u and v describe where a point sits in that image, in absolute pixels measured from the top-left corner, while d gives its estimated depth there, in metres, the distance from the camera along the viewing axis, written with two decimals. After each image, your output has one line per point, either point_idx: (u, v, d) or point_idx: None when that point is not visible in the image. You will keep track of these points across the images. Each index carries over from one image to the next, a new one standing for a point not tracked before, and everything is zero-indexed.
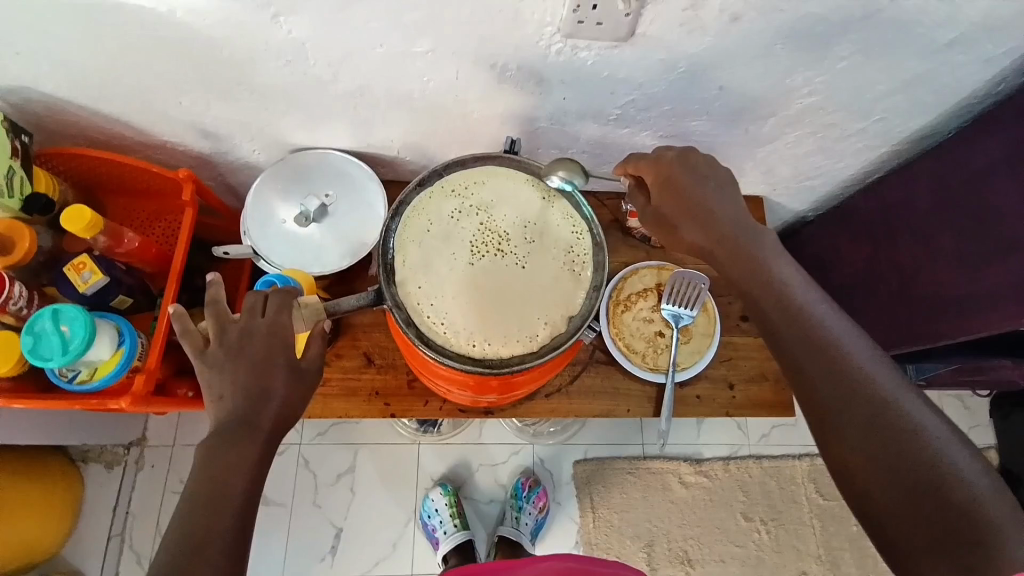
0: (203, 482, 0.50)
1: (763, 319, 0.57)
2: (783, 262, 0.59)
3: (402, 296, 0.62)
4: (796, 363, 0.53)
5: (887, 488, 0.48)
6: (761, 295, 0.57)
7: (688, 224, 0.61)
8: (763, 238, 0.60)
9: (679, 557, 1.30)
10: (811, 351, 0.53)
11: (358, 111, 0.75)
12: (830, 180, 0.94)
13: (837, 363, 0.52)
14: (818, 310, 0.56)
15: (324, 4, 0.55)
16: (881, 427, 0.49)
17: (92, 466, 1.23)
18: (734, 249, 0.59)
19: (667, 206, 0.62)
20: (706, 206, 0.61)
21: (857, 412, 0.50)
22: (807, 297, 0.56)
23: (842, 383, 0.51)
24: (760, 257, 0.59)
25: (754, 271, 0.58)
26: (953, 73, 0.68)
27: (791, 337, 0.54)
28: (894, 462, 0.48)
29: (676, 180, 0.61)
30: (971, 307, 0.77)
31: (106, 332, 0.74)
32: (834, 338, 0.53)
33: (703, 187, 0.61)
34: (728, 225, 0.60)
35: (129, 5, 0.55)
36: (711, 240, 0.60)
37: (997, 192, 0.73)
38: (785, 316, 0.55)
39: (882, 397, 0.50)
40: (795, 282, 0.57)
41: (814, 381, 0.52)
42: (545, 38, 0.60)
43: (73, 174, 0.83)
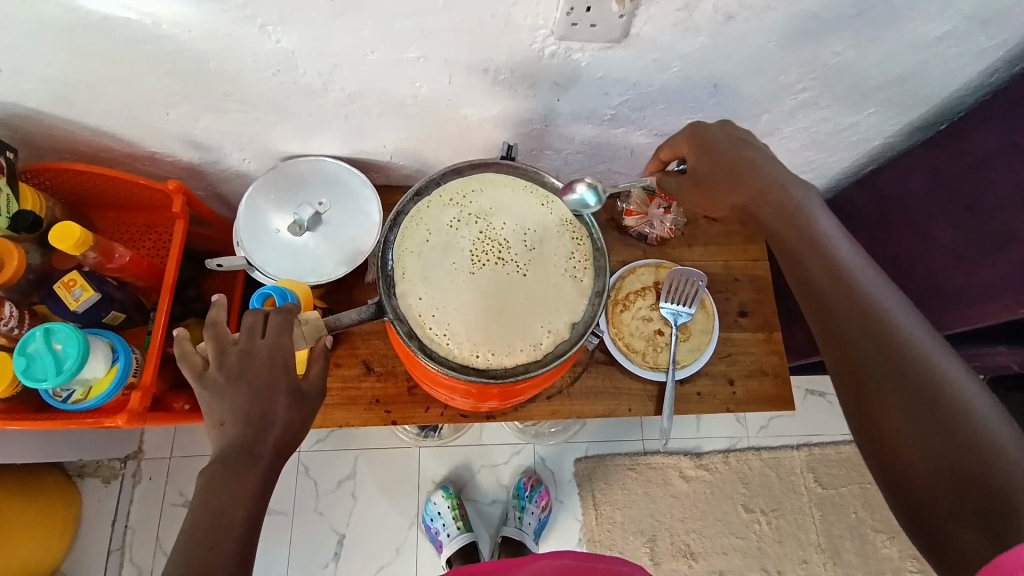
0: (205, 511, 0.49)
1: (803, 279, 0.53)
2: (826, 220, 0.55)
3: (403, 308, 0.62)
4: (836, 326, 0.50)
5: (927, 468, 0.43)
6: (801, 254, 0.54)
7: (728, 182, 0.59)
8: (802, 196, 0.57)
9: (681, 551, 1.31)
10: (852, 314, 0.49)
11: (350, 119, 0.74)
12: (824, 174, 0.94)
13: (880, 327, 0.48)
14: (860, 269, 0.51)
15: (314, 14, 0.55)
16: (924, 402, 0.44)
17: (89, 481, 1.22)
18: (774, 209, 0.56)
19: (708, 165, 0.61)
20: (749, 165, 0.59)
21: (896, 385, 0.46)
22: (851, 255, 0.52)
23: (882, 351, 0.47)
24: (802, 217, 0.55)
25: (797, 233, 0.55)
26: (945, 66, 0.68)
27: (831, 297, 0.51)
28: (936, 441, 0.43)
29: (713, 143, 0.62)
30: (969, 299, 0.78)
31: (100, 349, 0.73)
32: (880, 301, 0.49)
33: (743, 149, 0.60)
34: (763, 185, 0.58)
35: (114, 18, 0.54)
36: (753, 197, 0.58)
37: (993, 183, 0.74)
38: (832, 275, 0.51)
39: (927, 369, 0.45)
40: (837, 240, 0.54)
41: (852, 347, 0.48)
42: (539, 41, 0.59)
43: (59, 189, 0.81)
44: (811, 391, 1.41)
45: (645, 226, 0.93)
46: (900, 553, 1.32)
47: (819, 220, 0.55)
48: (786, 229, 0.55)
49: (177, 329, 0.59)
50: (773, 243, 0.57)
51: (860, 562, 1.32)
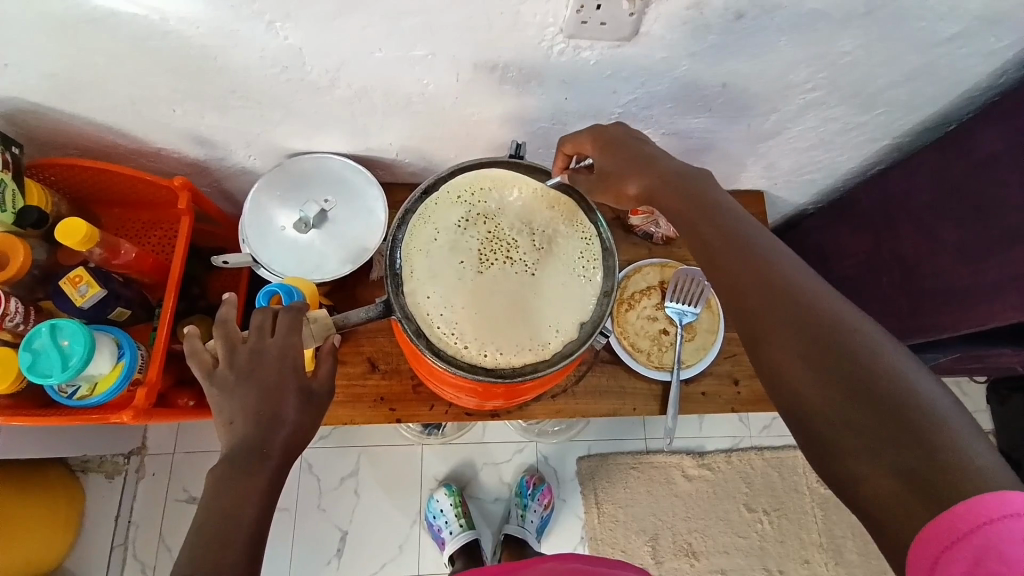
0: (214, 511, 0.49)
1: (706, 252, 0.52)
2: (723, 194, 0.55)
3: (411, 307, 0.62)
4: (744, 299, 0.48)
5: (851, 429, 0.40)
6: (702, 226, 0.53)
7: (631, 172, 0.58)
8: (698, 172, 0.57)
9: (683, 550, 1.31)
10: (759, 284, 0.47)
11: (356, 115, 0.74)
12: (830, 173, 0.94)
13: (786, 293, 0.46)
14: (758, 240, 0.50)
15: (321, 10, 0.54)
16: (838, 361, 0.42)
17: (93, 476, 1.22)
18: (676, 186, 0.55)
19: (615, 163, 0.60)
20: (645, 156, 0.58)
21: (809, 347, 0.43)
22: (749, 226, 0.52)
23: (792, 319, 0.45)
24: (702, 191, 0.55)
25: (698, 206, 0.54)
26: (956, 67, 0.68)
27: (735, 271, 0.49)
28: (855, 399, 0.40)
29: (616, 142, 0.60)
30: (978, 301, 0.77)
31: (105, 345, 0.73)
32: (781, 270, 0.48)
33: (640, 143, 0.60)
34: (665, 166, 0.57)
35: (121, 13, 0.54)
36: (654, 177, 0.57)
37: (1002, 185, 0.73)
38: (730, 243, 0.50)
39: (835, 329, 0.43)
40: (734, 213, 0.53)
41: (762, 318, 0.46)
42: (547, 39, 0.59)
43: (65, 185, 0.81)
44: None
45: (650, 225, 0.93)
46: None
47: (718, 197, 0.55)
48: (686, 205, 0.54)
49: (187, 327, 0.58)
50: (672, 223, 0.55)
51: (861, 561, 1.32)
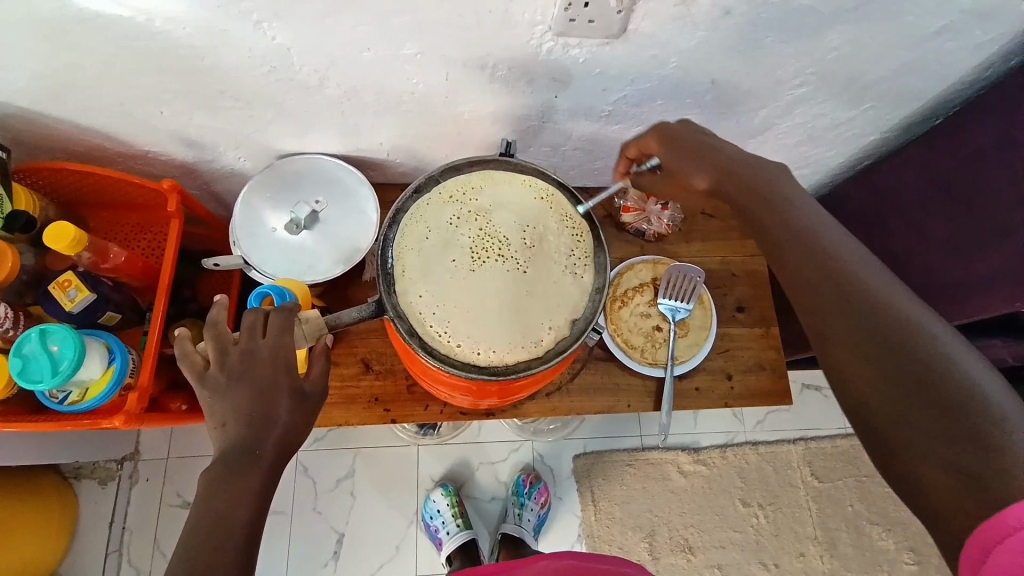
0: (207, 512, 0.48)
1: (774, 248, 0.52)
2: (791, 188, 0.54)
3: (403, 306, 0.61)
4: (811, 293, 0.47)
5: (911, 426, 0.41)
6: (769, 223, 0.52)
7: (694, 163, 0.59)
8: (762, 165, 0.57)
9: (680, 546, 1.31)
10: (827, 279, 0.47)
11: (346, 115, 0.73)
12: (820, 168, 0.95)
13: (855, 290, 0.45)
14: (829, 235, 0.49)
15: (309, 10, 0.54)
16: (903, 361, 0.42)
17: (86, 483, 1.21)
18: (740, 177, 0.56)
19: (674, 156, 0.62)
20: (710, 148, 0.59)
21: (871, 342, 0.43)
22: (818, 220, 0.51)
23: (857, 314, 0.44)
24: (765, 186, 0.55)
25: (765, 202, 0.54)
26: (943, 61, 0.68)
27: (804, 265, 0.48)
28: (918, 400, 0.41)
29: (677, 136, 0.62)
30: (967, 294, 0.78)
31: (95, 350, 0.72)
32: (851, 266, 0.47)
33: (703, 135, 0.62)
34: (730, 156, 0.58)
35: (108, 15, 0.54)
36: (718, 169, 0.58)
37: (989, 178, 0.74)
38: (796, 237, 0.50)
39: (905, 329, 0.43)
40: (800, 207, 0.52)
41: (828, 314, 0.46)
42: (537, 37, 0.59)
43: (53, 188, 0.80)
44: (806, 385, 1.42)
45: (642, 222, 0.93)
46: (896, 545, 1.33)
47: (786, 191, 0.54)
48: (752, 198, 0.54)
49: (177, 329, 0.58)
50: (739, 216, 0.56)
51: (856, 553, 1.33)
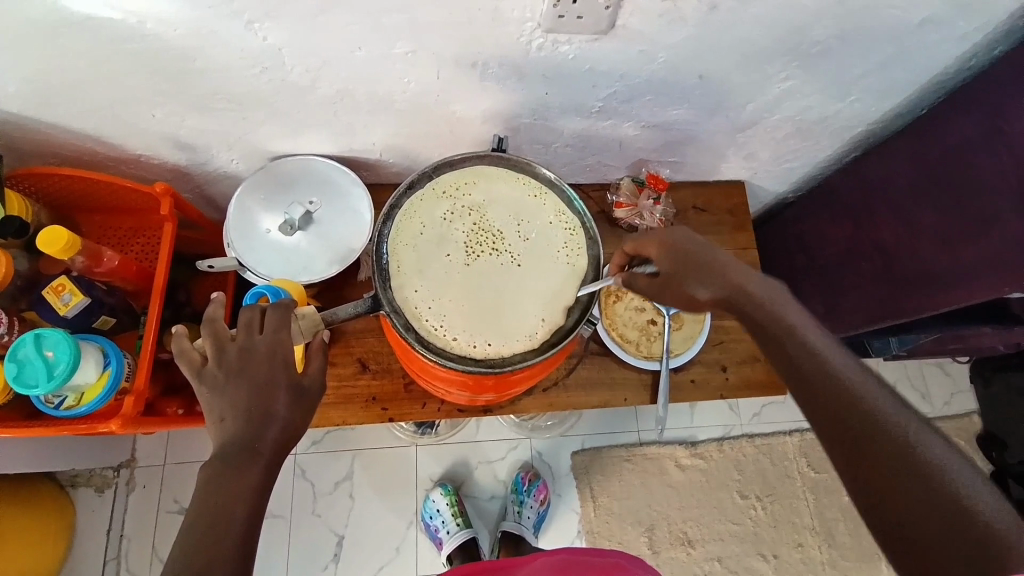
0: (205, 508, 0.48)
1: (798, 380, 0.52)
2: (798, 318, 0.55)
3: (399, 301, 0.62)
4: (844, 430, 0.48)
5: (937, 551, 0.42)
6: (791, 355, 0.53)
7: (703, 280, 0.59)
8: (768, 291, 0.57)
9: (679, 539, 1.32)
10: (856, 415, 0.48)
11: (338, 115, 0.74)
12: (808, 161, 0.96)
13: (884, 427, 0.47)
14: (848, 368, 0.51)
15: (300, 9, 0.54)
16: (940, 503, 0.43)
17: (82, 491, 1.20)
18: (754, 302, 0.56)
19: (681, 268, 0.59)
20: (717, 264, 0.59)
21: (888, 465, 0.45)
22: (834, 353, 0.52)
23: (874, 437, 0.47)
24: (776, 314, 0.55)
25: (781, 331, 0.54)
26: (926, 52, 0.69)
27: (830, 399, 0.49)
28: (938, 525, 0.43)
29: (684, 247, 0.60)
30: (954, 283, 0.79)
31: (91, 354, 0.72)
32: (876, 400, 0.48)
33: (710, 249, 0.60)
34: (740, 278, 0.58)
35: (99, 17, 0.54)
36: (729, 292, 0.58)
37: (973, 166, 0.75)
38: (807, 354, 0.52)
39: (920, 455, 0.45)
40: (815, 339, 0.53)
41: (866, 450, 0.47)
42: (526, 34, 0.60)
43: (46, 193, 0.80)
44: None
45: (634, 218, 0.93)
46: None
47: (796, 316, 0.55)
48: (767, 329, 0.55)
49: (175, 327, 0.58)
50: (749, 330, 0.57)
51: (853, 543, 1.34)
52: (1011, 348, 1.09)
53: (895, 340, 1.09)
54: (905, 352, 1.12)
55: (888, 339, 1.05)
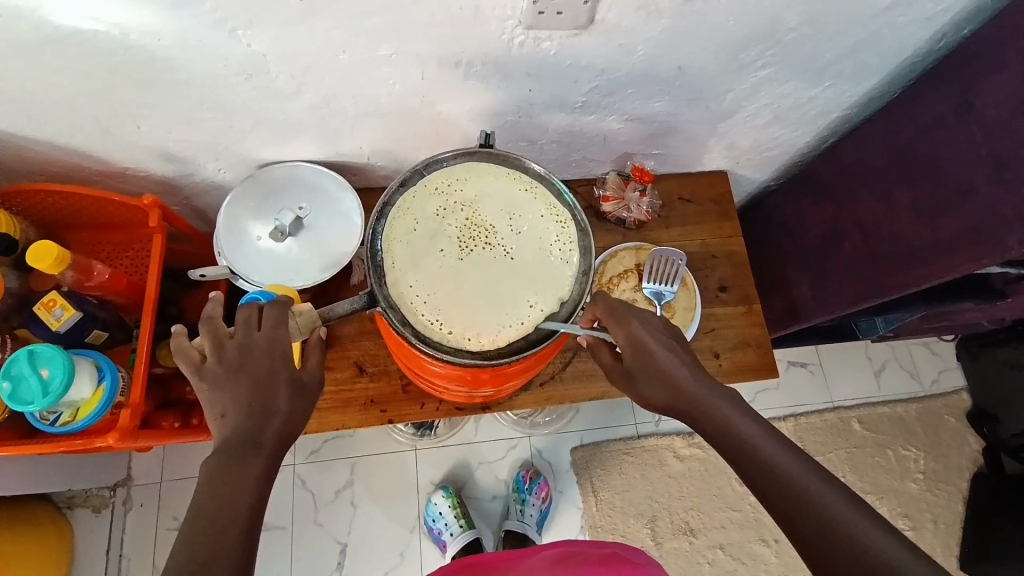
0: (208, 500, 0.48)
1: (750, 482, 0.52)
2: (744, 420, 0.54)
3: (395, 297, 0.63)
4: (799, 532, 0.48)
5: None
6: (739, 460, 0.53)
7: (654, 381, 0.58)
8: (715, 398, 0.56)
9: (681, 529, 1.33)
10: (806, 517, 0.48)
11: (325, 120, 0.74)
12: (788, 149, 0.98)
13: (832, 523, 0.47)
14: (794, 465, 0.50)
15: (283, 13, 0.55)
16: None
17: (80, 512, 1.19)
18: (704, 414, 0.55)
19: (639, 367, 0.58)
20: (670, 368, 0.57)
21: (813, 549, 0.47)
22: (780, 452, 0.52)
23: (799, 518, 0.48)
24: (724, 421, 0.55)
25: (726, 435, 0.54)
26: (895, 35, 0.71)
27: (773, 495, 0.50)
28: None
29: (648, 347, 0.58)
30: (935, 256, 0.79)
31: (85, 369, 0.72)
32: (822, 497, 0.48)
33: (672, 356, 0.58)
34: (694, 388, 0.56)
35: (82, 31, 0.54)
36: (680, 400, 0.57)
37: (945, 143, 0.77)
38: (730, 438, 0.54)
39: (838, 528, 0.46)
40: (761, 440, 0.53)
41: (819, 551, 0.47)
42: (508, 31, 0.61)
43: (33, 211, 0.80)
44: (792, 363, 1.46)
45: (622, 210, 0.95)
46: (891, 512, 1.36)
47: (720, 401, 0.56)
48: (717, 437, 0.55)
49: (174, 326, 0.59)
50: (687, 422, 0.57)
51: None
52: (994, 323, 1.12)
53: (881, 321, 1.11)
54: (892, 331, 1.15)
55: (875, 319, 1.07)
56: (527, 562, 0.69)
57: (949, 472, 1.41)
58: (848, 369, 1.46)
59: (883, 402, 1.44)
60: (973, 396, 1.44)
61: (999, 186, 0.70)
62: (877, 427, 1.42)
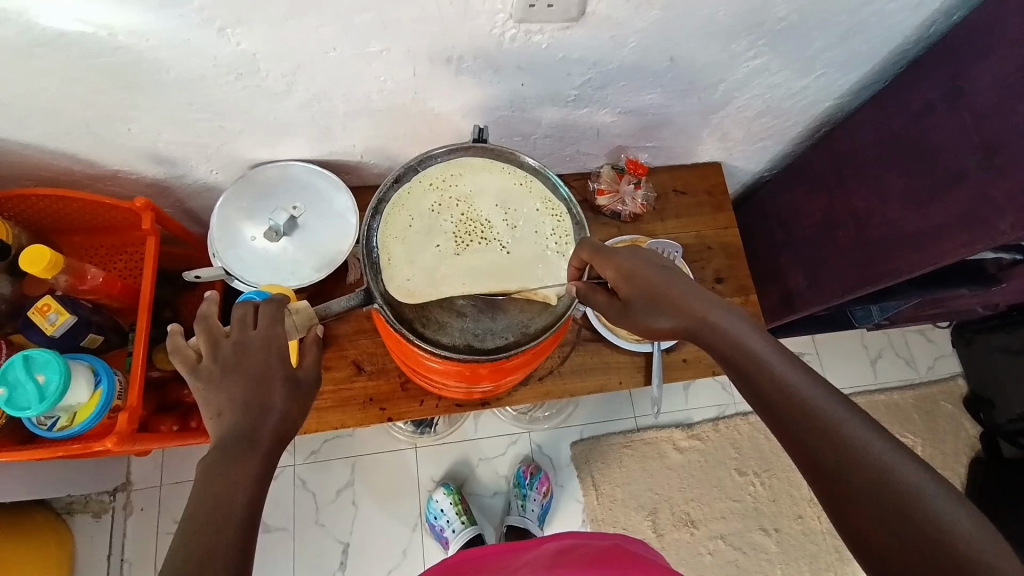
0: (204, 499, 0.47)
1: (769, 411, 0.47)
2: (764, 345, 0.49)
3: (392, 293, 0.64)
4: (817, 460, 0.44)
5: (899, 550, 0.41)
6: (757, 386, 0.48)
7: (657, 309, 0.53)
8: (729, 319, 0.51)
9: (682, 520, 1.34)
10: (827, 442, 0.44)
11: (316, 118, 0.74)
12: (781, 138, 0.98)
13: (857, 455, 0.43)
14: (818, 396, 0.46)
15: (271, 12, 0.54)
16: (900, 512, 0.41)
17: (80, 517, 1.19)
18: (718, 336, 0.50)
19: (636, 296, 0.55)
20: (672, 290, 0.53)
21: (832, 474, 0.44)
22: (799, 376, 0.47)
23: (820, 443, 0.44)
24: (742, 343, 0.49)
25: (746, 362, 0.49)
26: (884, 22, 0.71)
27: (790, 421, 0.46)
28: (890, 521, 0.41)
29: (640, 273, 0.55)
30: (927, 242, 0.79)
31: (82, 373, 0.71)
32: (843, 421, 0.45)
33: (670, 278, 0.54)
34: (703, 307, 0.52)
35: (70, 32, 0.54)
36: (691, 322, 0.52)
37: (935, 129, 0.77)
38: (747, 357, 0.49)
39: (860, 452, 0.43)
40: (781, 366, 0.48)
41: (839, 481, 0.43)
42: (499, 26, 0.61)
43: (23, 216, 0.79)
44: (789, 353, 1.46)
45: (617, 204, 0.95)
46: None
47: (732, 324, 0.50)
48: (735, 363, 0.49)
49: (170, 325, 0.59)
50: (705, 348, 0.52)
51: None
52: (987, 309, 1.13)
53: (875, 309, 1.10)
54: (887, 319, 1.16)
55: (870, 307, 1.08)
56: (530, 553, 0.69)
57: (947, 457, 1.42)
58: (844, 358, 1.47)
59: (879, 390, 1.45)
60: (969, 381, 1.45)
61: (989, 171, 0.71)
62: (874, 415, 1.43)
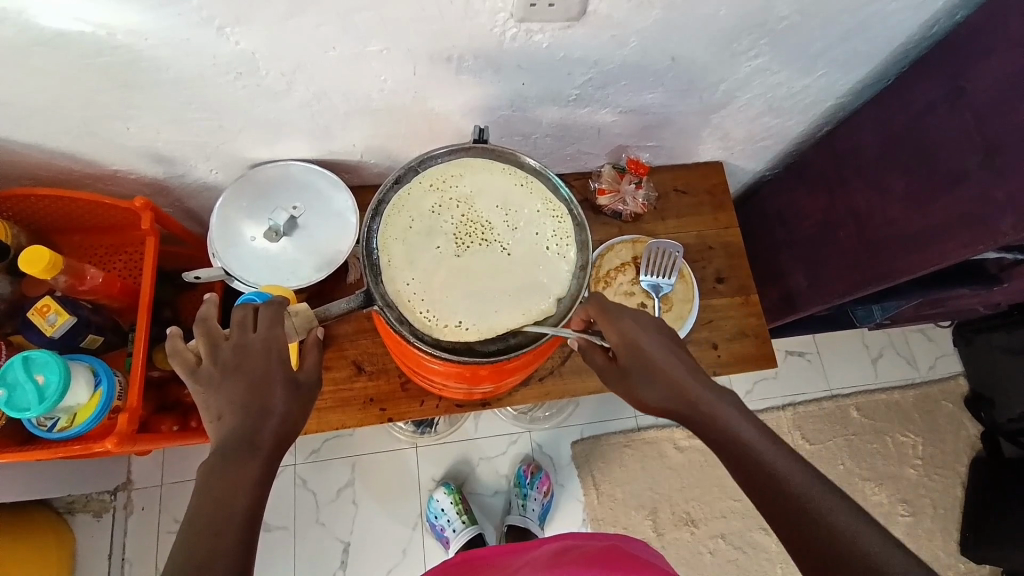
0: (205, 501, 0.47)
1: (738, 470, 0.52)
2: (733, 412, 0.54)
3: (392, 295, 0.63)
4: (780, 514, 0.48)
5: None
6: (726, 447, 0.53)
7: (649, 377, 0.57)
8: (706, 388, 0.56)
9: (682, 519, 1.34)
10: (786, 497, 0.48)
11: (316, 118, 0.74)
12: (782, 138, 0.98)
13: (814, 512, 0.47)
14: (780, 458, 0.51)
15: (270, 11, 0.54)
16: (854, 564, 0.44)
17: (80, 517, 1.19)
18: (699, 410, 0.55)
19: (634, 366, 0.58)
20: (665, 364, 0.57)
21: (795, 528, 0.47)
22: (761, 440, 0.52)
23: (780, 499, 0.49)
24: (715, 415, 0.54)
25: (715, 427, 0.54)
26: (886, 22, 0.71)
27: (755, 477, 0.51)
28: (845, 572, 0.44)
29: (642, 346, 0.58)
30: (928, 242, 0.79)
31: (82, 374, 0.71)
32: (801, 481, 0.49)
33: (668, 354, 0.57)
34: (692, 386, 0.56)
35: (69, 32, 0.54)
36: (679, 401, 0.56)
37: (937, 129, 0.77)
38: (717, 422, 0.54)
39: (817, 509, 0.47)
40: (747, 430, 0.53)
41: (799, 534, 0.47)
42: (500, 25, 0.60)
43: (23, 216, 0.79)
44: (790, 352, 1.46)
45: (618, 203, 0.95)
46: (890, 499, 1.38)
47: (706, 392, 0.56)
48: (710, 430, 0.54)
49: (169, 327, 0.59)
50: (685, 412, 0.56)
51: None
52: (988, 309, 1.13)
53: (876, 309, 1.10)
54: (888, 319, 1.15)
55: (871, 307, 1.08)
56: (528, 555, 0.69)
57: (947, 457, 1.42)
58: (844, 358, 1.47)
59: (879, 389, 1.45)
60: (969, 381, 1.44)
61: (990, 170, 0.71)
62: (875, 415, 1.43)
